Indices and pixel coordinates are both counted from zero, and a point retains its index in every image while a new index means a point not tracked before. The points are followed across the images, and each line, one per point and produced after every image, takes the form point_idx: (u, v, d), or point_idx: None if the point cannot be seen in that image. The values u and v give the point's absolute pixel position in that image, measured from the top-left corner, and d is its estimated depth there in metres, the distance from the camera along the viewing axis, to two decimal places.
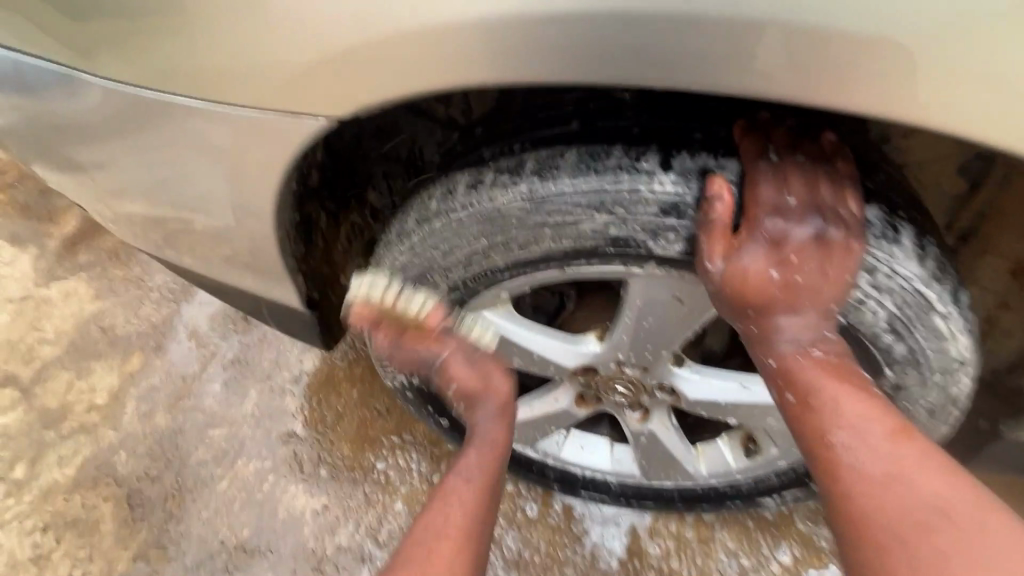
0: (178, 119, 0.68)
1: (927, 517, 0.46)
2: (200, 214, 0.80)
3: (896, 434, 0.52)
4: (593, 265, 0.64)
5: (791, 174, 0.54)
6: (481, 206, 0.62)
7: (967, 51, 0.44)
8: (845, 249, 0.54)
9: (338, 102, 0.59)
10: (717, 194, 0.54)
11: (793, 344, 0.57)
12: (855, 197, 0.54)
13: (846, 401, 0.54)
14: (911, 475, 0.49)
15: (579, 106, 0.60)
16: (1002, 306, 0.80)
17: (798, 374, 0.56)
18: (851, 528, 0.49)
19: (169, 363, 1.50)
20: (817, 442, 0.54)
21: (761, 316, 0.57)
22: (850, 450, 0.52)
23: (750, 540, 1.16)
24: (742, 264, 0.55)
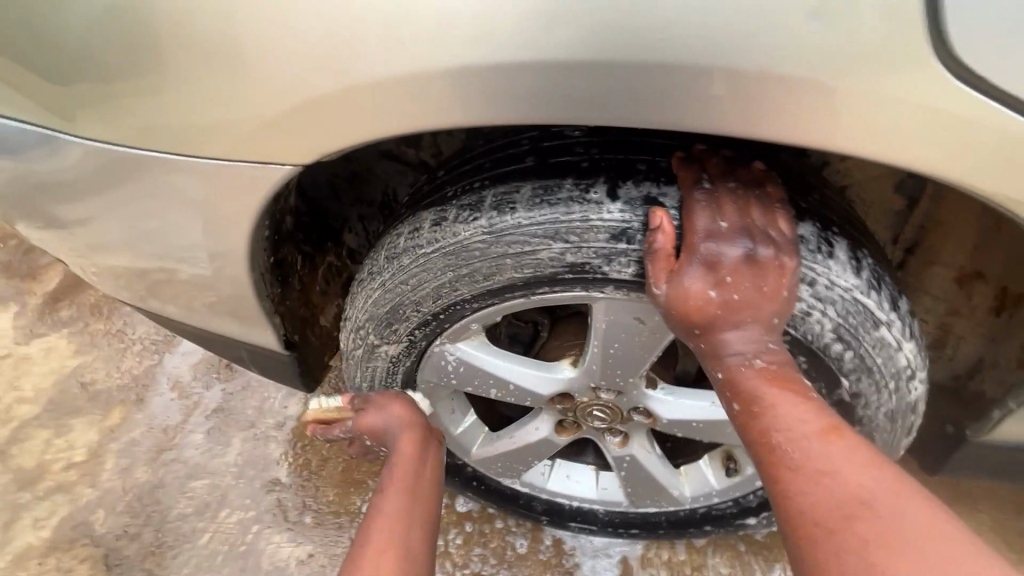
0: (156, 173, 0.71)
1: (853, 510, 0.48)
2: (176, 262, 0.82)
3: (830, 432, 0.54)
4: (556, 291, 0.67)
5: (724, 200, 0.58)
6: (446, 241, 0.65)
7: (889, 80, 0.48)
8: (777, 266, 0.57)
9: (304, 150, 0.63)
10: (658, 225, 0.58)
11: (741, 357, 0.59)
12: (784, 218, 0.58)
13: (785, 406, 0.56)
14: (841, 473, 0.50)
15: (535, 144, 0.64)
16: (953, 313, 0.84)
17: (743, 383, 0.58)
18: (787, 525, 0.51)
19: (151, 415, 1.49)
20: (761, 444, 0.56)
21: (708, 335, 0.60)
22: (789, 450, 0.54)
23: (743, 563, 1.14)
24: (684, 287, 0.58)
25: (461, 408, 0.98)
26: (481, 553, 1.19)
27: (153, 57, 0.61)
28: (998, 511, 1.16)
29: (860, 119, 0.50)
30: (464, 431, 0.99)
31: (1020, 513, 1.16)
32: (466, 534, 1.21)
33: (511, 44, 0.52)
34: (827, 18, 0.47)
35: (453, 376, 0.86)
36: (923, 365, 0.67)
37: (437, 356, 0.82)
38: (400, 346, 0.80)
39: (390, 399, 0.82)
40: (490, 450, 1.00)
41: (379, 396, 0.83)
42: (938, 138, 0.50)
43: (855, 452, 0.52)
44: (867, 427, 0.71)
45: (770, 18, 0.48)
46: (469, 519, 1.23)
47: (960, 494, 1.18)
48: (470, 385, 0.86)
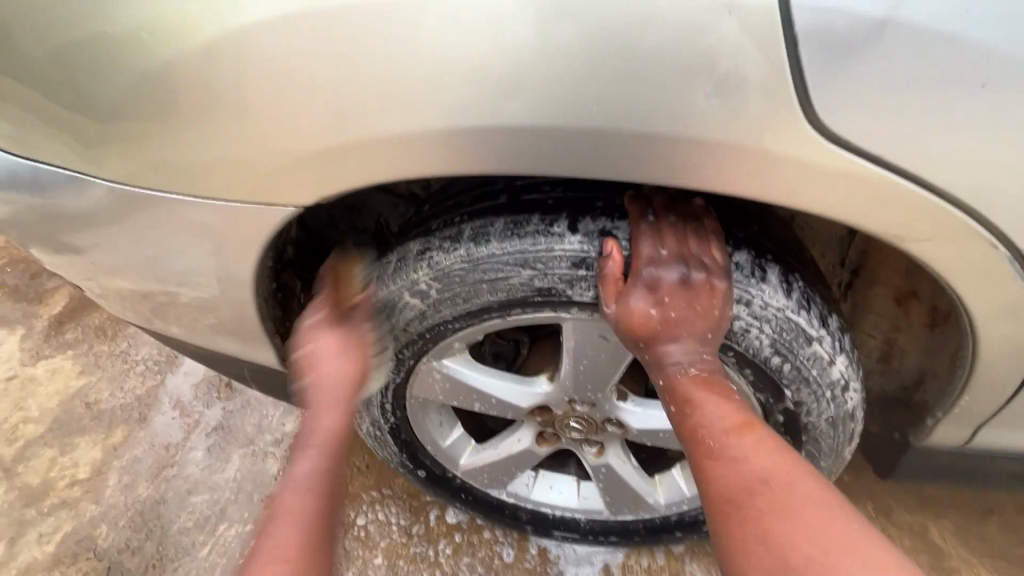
0: (169, 211, 0.79)
1: (757, 487, 0.61)
2: (187, 289, 0.90)
3: (743, 426, 0.66)
4: (527, 312, 0.75)
5: (664, 232, 0.67)
6: (430, 269, 0.74)
7: (804, 142, 0.56)
8: (708, 288, 0.67)
9: (309, 194, 0.72)
10: (609, 253, 0.67)
11: (678, 368, 0.70)
12: (717, 246, 0.68)
13: (710, 406, 0.67)
14: (749, 458, 0.63)
15: (507, 183, 0.73)
16: (896, 329, 0.92)
17: (680, 389, 0.69)
18: (710, 503, 0.63)
19: (153, 433, 1.55)
20: (691, 439, 0.68)
21: (650, 347, 0.70)
22: (712, 442, 0.66)
23: (718, 569, 1.20)
24: (629, 306, 0.68)
25: (449, 421, 1.05)
26: (470, 562, 1.24)
27: (179, 114, 0.69)
28: (960, 516, 1.23)
29: (775, 174, 0.59)
30: (452, 443, 1.06)
31: (982, 519, 1.22)
32: (456, 544, 1.27)
33: (486, 109, 0.60)
34: (752, 91, 0.55)
35: (440, 391, 0.93)
36: (856, 376, 0.75)
37: (425, 373, 0.90)
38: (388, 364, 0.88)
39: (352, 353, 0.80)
40: (476, 460, 1.07)
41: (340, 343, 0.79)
42: (847, 189, 0.58)
43: (760, 441, 0.65)
44: (813, 433, 0.79)
45: (702, 90, 0.56)
46: (458, 529, 1.28)
47: (926, 501, 1.24)
48: (456, 400, 0.94)
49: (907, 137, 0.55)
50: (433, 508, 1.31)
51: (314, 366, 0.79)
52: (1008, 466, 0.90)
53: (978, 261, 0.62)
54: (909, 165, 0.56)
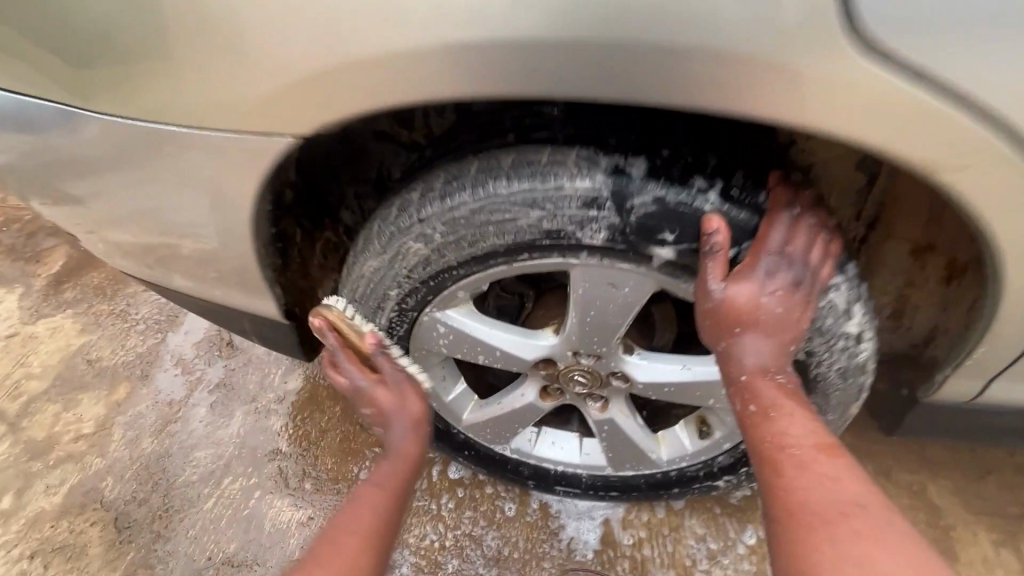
0: (163, 148, 0.76)
1: (847, 511, 0.58)
2: (183, 235, 0.87)
3: (830, 449, 0.64)
4: (535, 257, 0.73)
5: (799, 227, 0.67)
6: (438, 210, 0.72)
7: (829, 57, 0.53)
8: (808, 300, 0.68)
9: (306, 121, 0.67)
10: (715, 229, 0.65)
11: (758, 367, 0.70)
12: (834, 262, 0.68)
13: (799, 419, 0.67)
14: (838, 481, 0.61)
15: (515, 122, 0.71)
16: (909, 285, 0.90)
17: (762, 389, 0.69)
18: (787, 511, 0.60)
19: (156, 390, 1.55)
20: (766, 444, 0.66)
21: (740, 338, 0.70)
22: (796, 453, 0.64)
23: (718, 525, 1.20)
24: (735, 290, 0.67)
25: (452, 375, 1.04)
26: (472, 516, 1.25)
27: (168, 33, 0.65)
28: (956, 475, 1.23)
29: (818, 98, 0.55)
30: (454, 397, 1.05)
31: (980, 480, 1.23)
32: (458, 498, 1.28)
33: (493, 22, 0.57)
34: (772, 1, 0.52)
35: (443, 343, 0.91)
36: (870, 327, 0.73)
37: (428, 323, 0.88)
38: (391, 314, 0.86)
39: (410, 396, 0.86)
40: (480, 416, 1.07)
41: (398, 389, 0.86)
42: (875, 111, 0.55)
43: (850, 466, 0.63)
44: (823, 386, 0.78)
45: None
46: (461, 485, 1.29)
47: (925, 462, 1.25)
48: (460, 352, 0.92)
49: (935, 53, 0.52)
50: (435, 464, 1.32)
51: (381, 408, 0.86)
52: (1017, 420, 0.90)
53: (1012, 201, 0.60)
54: (945, 88, 0.54)
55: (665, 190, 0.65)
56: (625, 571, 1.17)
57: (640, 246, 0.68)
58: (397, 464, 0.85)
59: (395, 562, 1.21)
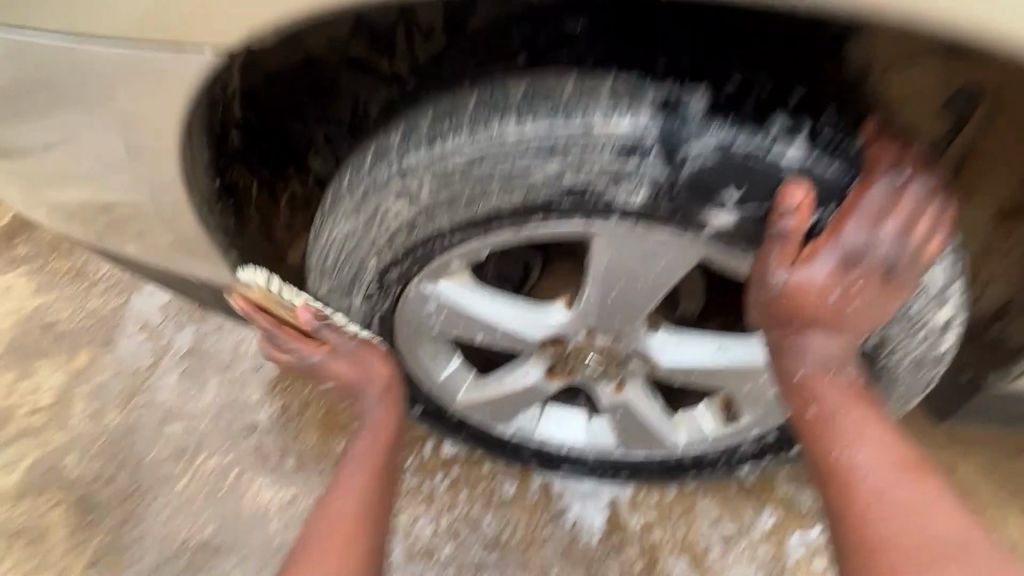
0: (68, 71, 0.59)
1: (940, 549, 0.50)
2: (107, 187, 0.70)
3: (908, 467, 0.54)
4: (549, 222, 0.57)
5: (905, 194, 0.52)
6: (429, 159, 0.56)
7: None
8: (900, 287, 0.55)
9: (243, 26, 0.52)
10: (796, 203, 0.51)
11: (817, 363, 0.57)
12: (945, 238, 0.54)
13: (870, 430, 0.56)
14: (925, 509, 0.52)
15: (526, 43, 0.56)
16: (987, 256, 0.74)
17: (828, 392, 0.57)
18: (864, 548, 0.51)
19: (120, 358, 1.41)
20: (832, 460, 0.56)
21: (806, 332, 0.56)
22: (866, 478, 0.54)
23: (732, 506, 1.12)
24: (806, 273, 0.53)
25: (446, 352, 0.89)
26: (468, 497, 1.15)
27: None
28: (989, 452, 1.15)
29: None
30: (448, 376, 0.91)
31: (1013, 457, 1.14)
32: (453, 477, 1.17)
33: None
34: None
35: (434, 319, 0.76)
36: (959, 312, 0.61)
37: (415, 296, 0.73)
38: (371, 287, 0.71)
39: (366, 353, 0.80)
40: (476, 396, 0.94)
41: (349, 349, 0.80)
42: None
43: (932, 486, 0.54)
44: (888, 377, 0.65)
45: None
46: (456, 463, 1.19)
47: (956, 438, 1.16)
48: (454, 329, 0.78)
49: None
50: (427, 440, 1.21)
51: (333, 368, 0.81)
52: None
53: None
54: None
55: (729, 134, 0.50)
56: (633, 556, 1.09)
57: (690, 209, 0.53)
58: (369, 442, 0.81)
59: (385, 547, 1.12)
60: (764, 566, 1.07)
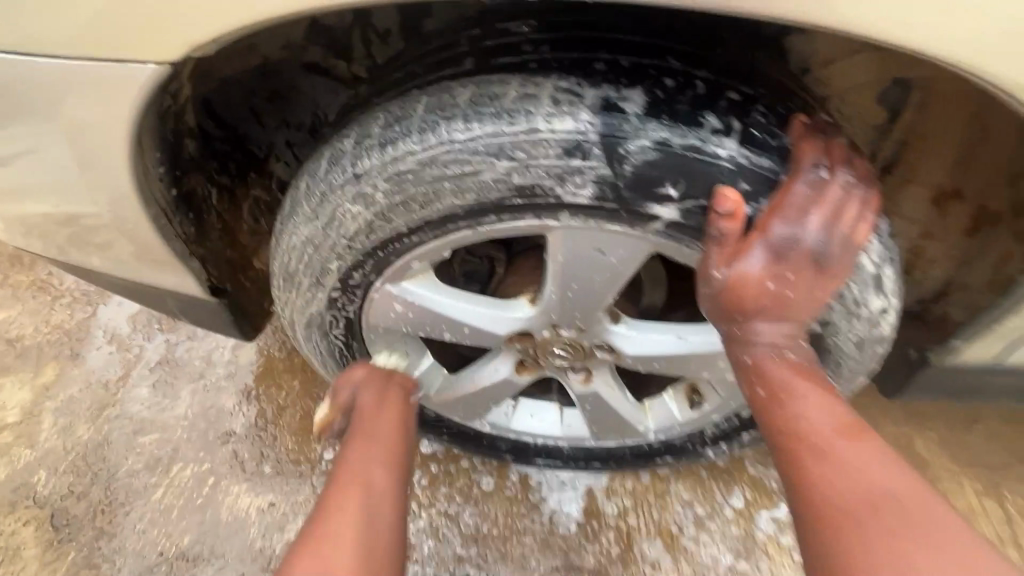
0: (15, 84, 0.59)
1: (875, 500, 0.50)
2: (62, 199, 0.69)
3: (852, 429, 0.54)
4: (504, 219, 0.58)
5: (828, 185, 0.55)
6: (382, 163, 0.57)
7: None
8: (835, 271, 0.57)
9: (195, 37, 0.52)
10: (731, 204, 0.52)
11: (767, 348, 0.59)
12: (871, 219, 0.56)
13: (815, 399, 0.57)
14: (863, 463, 0.52)
15: (475, 45, 0.57)
16: (926, 237, 0.79)
17: (772, 371, 0.58)
18: (811, 509, 0.52)
19: (89, 371, 1.38)
20: (781, 432, 0.57)
21: (750, 321, 0.58)
22: (810, 442, 0.54)
23: (704, 488, 1.15)
24: (745, 266, 0.55)
25: (417, 351, 0.91)
26: (447, 493, 1.17)
27: None
28: (941, 425, 1.21)
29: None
30: (421, 374, 0.93)
31: (964, 430, 1.20)
32: (432, 475, 1.19)
33: None
34: None
35: (400, 318, 0.77)
36: (895, 295, 0.63)
37: (381, 297, 0.74)
38: (333, 290, 0.71)
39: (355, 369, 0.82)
40: (449, 392, 0.95)
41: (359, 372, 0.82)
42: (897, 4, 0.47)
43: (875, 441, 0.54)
44: (835, 358, 0.68)
45: None
46: (434, 460, 1.21)
47: (913, 414, 1.21)
48: (422, 327, 0.78)
49: None
50: None
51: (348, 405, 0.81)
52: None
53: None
54: None
55: (667, 131, 0.52)
56: (610, 542, 1.11)
57: (634, 204, 0.55)
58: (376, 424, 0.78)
59: None
60: (735, 546, 1.10)
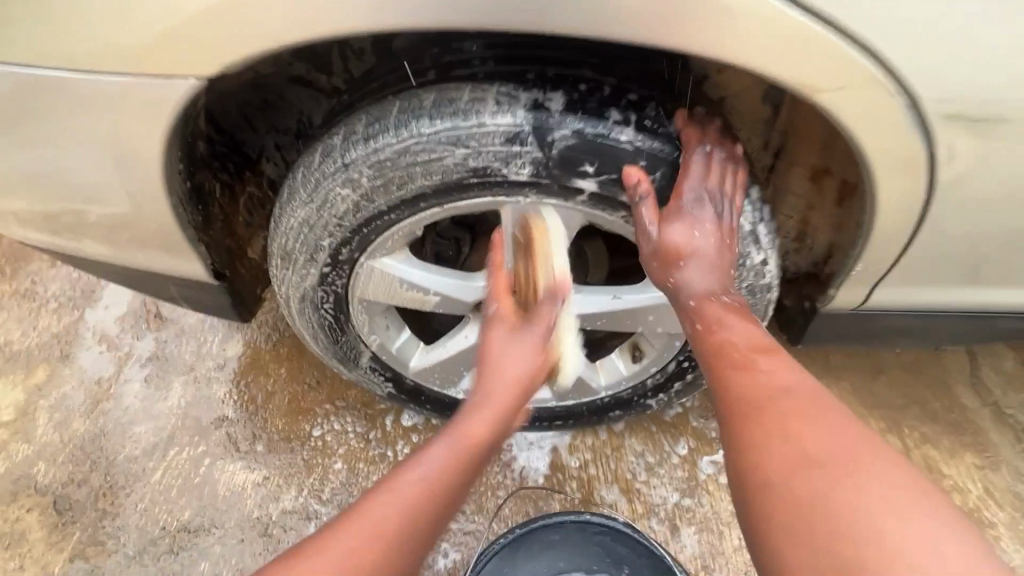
0: (66, 96, 0.72)
1: (798, 438, 0.59)
2: (93, 193, 0.82)
3: (765, 347, 0.70)
4: (464, 196, 0.74)
5: (711, 160, 0.74)
6: (364, 154, 0.71)
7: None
8: (729, 226, 0.76)
9: (217, 59, 0.67)
10: (637, 179, 0.71)
11: (702, 295, 0.76)
12: (742, 188, 0.76)
13: (738, 327, 0.73)
14: (793, 396, 0.63)
15: (435, 61, 0.72)
16: (811, 210, 0.98)
17: (706, 309, 0.75)
18: (726, 403, 0.67)
19: (81, 369, 1.46)
20: (712, 351, 0.72)
21: (684, 272, 0.75)
22: (731, 353, 0.70)
23: (654, 440, 1.31)
24: (671, 229, 0.73)
25: (396, 325, 1.05)
26: None
27: None
28: (852, 376, 1.40)
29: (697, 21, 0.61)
30: (401, 346, 1.06)
31: (871, 378, 1.40)
32: (413, 443, 1.32)
33: None
34: None
35: (382, 291, 0.91)
36: (773, 249, 0.81)
37: (365, 271, 0.88)
38: (325, 265, 0.85)
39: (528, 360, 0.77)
40: (426, 361, 1.09)
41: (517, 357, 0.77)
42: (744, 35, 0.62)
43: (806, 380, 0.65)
44: None
45: None
46: (415, 430, 1.34)
47: (828, 369, 1.40)
48: (400, 298, 0.93)
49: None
50: (389, 414, 1.36)
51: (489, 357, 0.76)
52: (904, 321, 0.98)
53: (899, 123, 0.67)
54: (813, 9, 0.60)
55: (584, 123, 0.68)
56: (573, 490, 1.26)
57: (563, 179, 0.71)
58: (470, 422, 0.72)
59: None
60: (680, 486, 1.26)
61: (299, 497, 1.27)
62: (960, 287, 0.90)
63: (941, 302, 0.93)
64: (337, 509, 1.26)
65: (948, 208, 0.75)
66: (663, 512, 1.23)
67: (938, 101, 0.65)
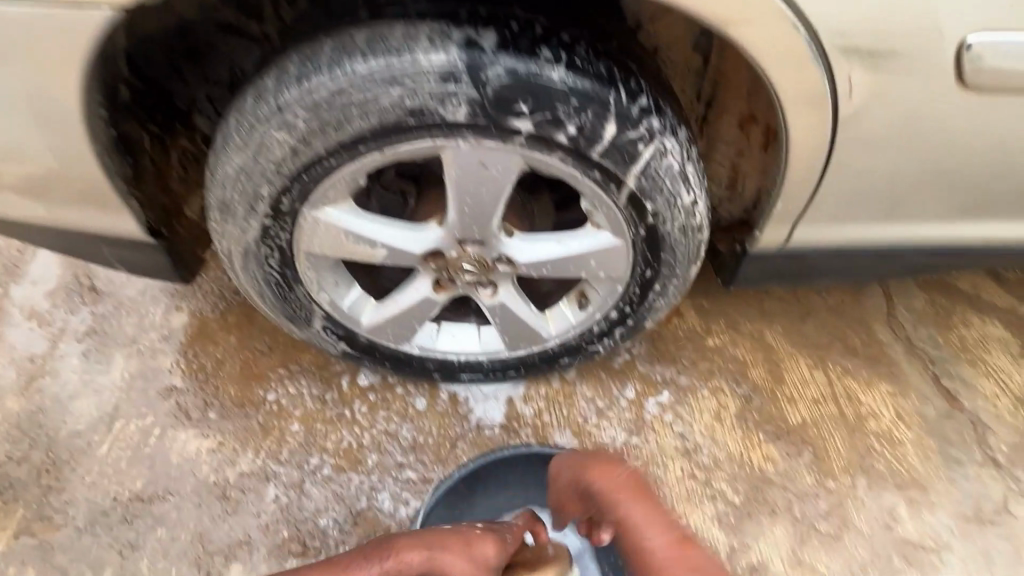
0: None
1: (651, 544, 0.83)
2: (12, 141, 0.78)
3: (681, 543, 0.83)
4: (404, 139, 0.75)
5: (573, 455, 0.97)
6: (300, 95, 0.72)
7: None
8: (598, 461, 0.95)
9: None
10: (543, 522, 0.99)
11: (610, 517, 0.88)
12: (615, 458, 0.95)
13: (643, 519, 0.85)
14: (631, 502, 0.87)
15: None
16: (741, 155, 1.02)
17: (628, 539, 0.85)
18: None
19: (11, 347, 1.39)
20: (640, 561, 0.83)
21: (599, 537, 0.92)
22: (652, 547, 0.82)
23: (604, 386, 1.37)
24: (558, 481, 0.97)
25: (345, 282, 1.03)
26: (386, 415, 1.32)
27: None
28: (788, 319, 1.46)
29: None
30: (351, 303, 1.05)
31: (803, 320, 1.46)
32: (370, 402, 1.34)
33: None
34: None
35: (326, 243, 0.90)
36: (700, 189, 0.87)
37: (307, 222, 0.87)
38: (266, 217, 0.85)
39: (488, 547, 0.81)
40: (377, 317, 1.08)
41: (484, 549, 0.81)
42: None
43: (627, 474, 0.91)
44: (669, 242, 0.91)
45: None
46: (371, 390, 1.35)
47: (765, 314, 1.47)
48: (345, 251, 0.92)
49: None
50: (344, 374, 1.37)
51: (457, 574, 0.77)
52: (828, 260, 1.04)
53: (801, 53, 0.72)
54: None
55: (515, 61, 0.71)
56: (528, 436, 1.31)
57: (499, 119, 0.73)
58: (417, 558, 0.76)
59: (315, 466, 1.27)
60: (629, 426, 1.33)
61: (256, 459, 1.27)
62: (874, 222, 0.96)
63: (858, 238, 0.99)
64: (296, 468, 1.26)
65: (850, 141, 0.82)
66: (613, 450, 1.30)
67: (835, 34, 0.71)
